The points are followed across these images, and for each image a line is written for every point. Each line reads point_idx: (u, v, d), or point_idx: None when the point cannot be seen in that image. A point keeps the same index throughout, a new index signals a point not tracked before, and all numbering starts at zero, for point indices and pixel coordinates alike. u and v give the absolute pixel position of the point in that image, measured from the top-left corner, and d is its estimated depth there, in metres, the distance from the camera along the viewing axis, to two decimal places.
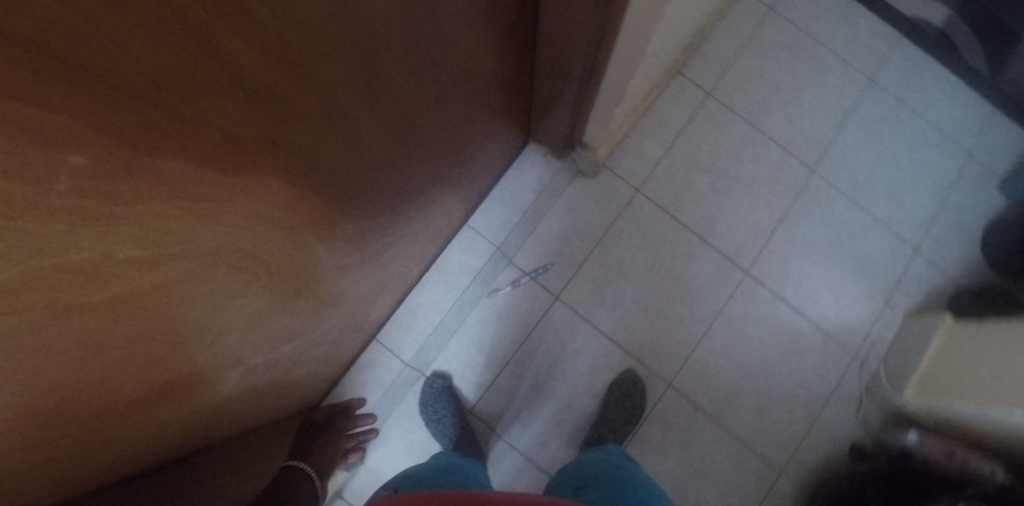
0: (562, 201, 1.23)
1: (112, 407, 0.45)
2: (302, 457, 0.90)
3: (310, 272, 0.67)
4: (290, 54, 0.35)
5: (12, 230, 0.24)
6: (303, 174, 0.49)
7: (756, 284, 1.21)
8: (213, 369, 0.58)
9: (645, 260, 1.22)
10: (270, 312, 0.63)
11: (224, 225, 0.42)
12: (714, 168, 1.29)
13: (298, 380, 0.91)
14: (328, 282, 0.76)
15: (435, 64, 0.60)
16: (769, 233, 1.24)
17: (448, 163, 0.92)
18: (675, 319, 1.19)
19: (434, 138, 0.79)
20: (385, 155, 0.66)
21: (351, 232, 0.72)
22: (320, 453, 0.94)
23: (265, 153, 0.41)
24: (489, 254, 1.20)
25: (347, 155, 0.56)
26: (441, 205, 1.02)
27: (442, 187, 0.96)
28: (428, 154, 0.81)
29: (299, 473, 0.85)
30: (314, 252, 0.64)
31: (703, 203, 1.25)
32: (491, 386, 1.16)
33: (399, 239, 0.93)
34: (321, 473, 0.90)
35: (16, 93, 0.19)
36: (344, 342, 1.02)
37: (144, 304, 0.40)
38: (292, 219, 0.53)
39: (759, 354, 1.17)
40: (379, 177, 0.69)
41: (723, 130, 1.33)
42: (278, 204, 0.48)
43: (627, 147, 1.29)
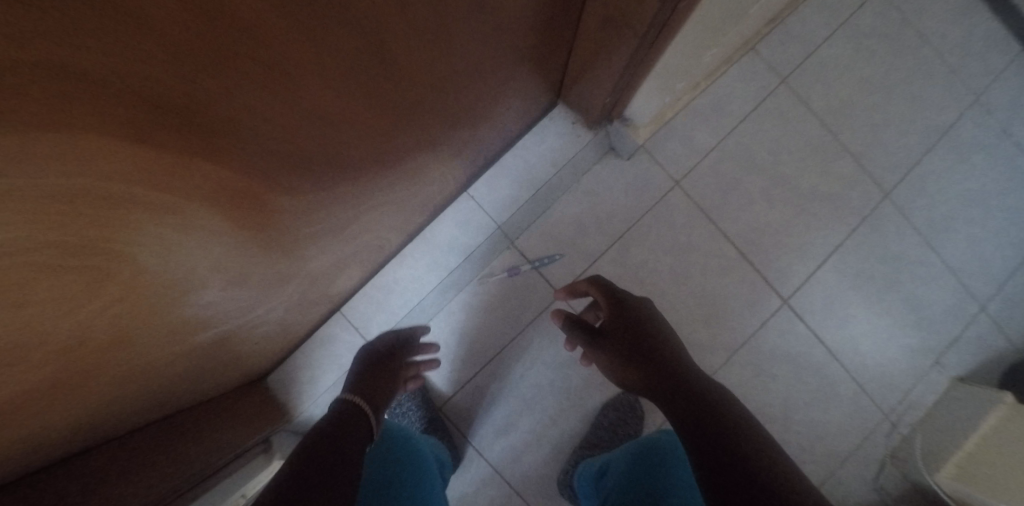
0: (584, 184, 1.01)
1: None
2: (356, 387, 0.70)
3: (234, 259, 0.52)
4: None
5: None
6: (206, 148, 0.34)
7: (793, 317, 1.02)
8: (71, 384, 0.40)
9: (673, 268, 1.01)
10: (173, 305, 0.46)
11: (56, 223, 0.26)
12: (772, 172, 1.06)
13: (229, 359, 0.73)
14: (268, 265, 0.60)
15: (438, 12, 0.43)
16: (820, 261, 1.05)
17: (447, 135, 0.74)
18: (695, 344, 1.00)
19: (431, 109, 0.62)
20: (351, 127, 0.50)
21: (299, 213, 0.56)
22: (380, 382, 0.74)
23: (126, 114, 0.25)
24: (488, 232, 0.98)
25: (286, 126, 0.40)
26: (436, 170, 0.81)
27: (436, 161, 0.79)
28: (420, 126, 0.64)
29: (349, 410, 0.64)
30: (236, 235, 0.48)
31: (753, 213, 1.04)
32: (467, 384, 0.99)
33: (374, 217, 0.76)
34: (376, 406, 0.69)
35: None
36: (298, 317, 0.84)
37: None
38: (191, 204, 0.38)
39: (781, 397, 1.01)
40: (340, 153, 0.53)
41: (792, 127, 1.10)
42: (162, 189, 0.33)
43: (675, 128, 1.04)
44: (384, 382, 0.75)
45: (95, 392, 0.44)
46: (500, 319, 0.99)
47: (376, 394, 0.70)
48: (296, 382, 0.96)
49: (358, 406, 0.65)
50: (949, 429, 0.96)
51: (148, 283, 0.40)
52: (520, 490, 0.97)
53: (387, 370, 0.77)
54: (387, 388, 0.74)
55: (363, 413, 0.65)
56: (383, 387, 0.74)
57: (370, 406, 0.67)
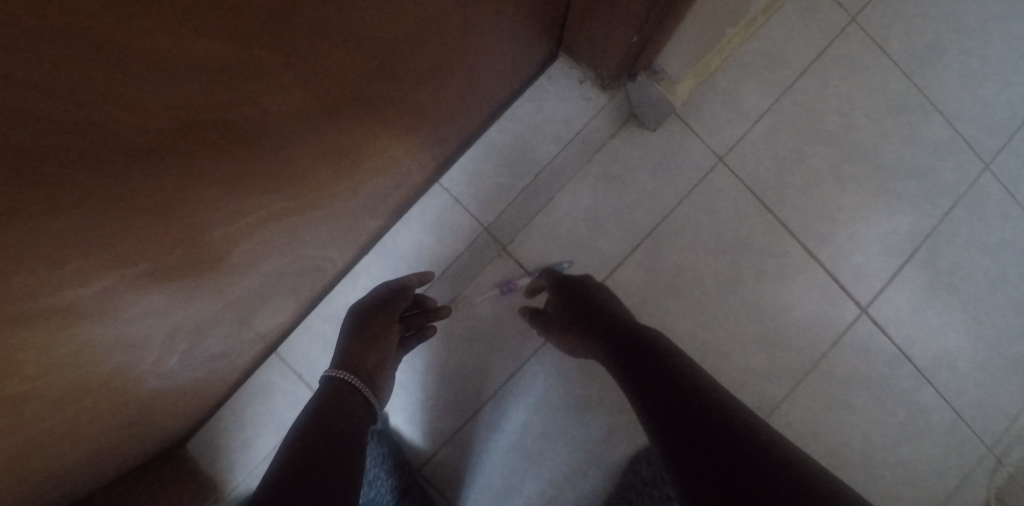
0: (599, 163, 0.74)
1: None
2: (346, 357, 0.54)
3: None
4: None
5: None
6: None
7: (872, 330, 0.79)
8: None
9: (721, 273, 0.76)
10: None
11: None
12: (843, 141, 0.81)
13: (68, 474, 0.47)
14: (58, 349, 0.32)
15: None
16: (906, 257, 0.81)
17: (415, 125, 0.54)
18: (749, 373, 0.76)
19: (390, 103, 0.46)
20: (126, 65, 0.20)
21: (71, 251, 0.27)
22: (370, 345, 0.56)
23: None
24: (471, 236, 0.72)
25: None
26: (384, 153, 0.53)
27: (378, 136, 0.49)
28: (377, 128, 0.48)
29: (338, 388, 0.50)
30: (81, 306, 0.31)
31: (819, 197, 0.79)
32: (454, 437, 0.73)
33: (286, 233, 0.48)
34: (375, 380, 0.55)
35: None
36: (201, 382, 0.58)
37: None
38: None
39: (859, 433, 0.79)
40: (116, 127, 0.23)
41: (868, 81, 0.83)
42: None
43: (716, 86, 0.77)
44: (376, 347, 0.56)
45: None
46: (492, 354, 0.73)
47: (369, 365, 0.54)
48: (225, 449, 0.71)
49: (351, 383, 0.51)
50: None
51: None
52: None
53: (378, 332, 0.58)
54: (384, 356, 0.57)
55: (357, 396, 0.51)
56: (377, 352, 0.56)
57: (364, 384, 0.52)
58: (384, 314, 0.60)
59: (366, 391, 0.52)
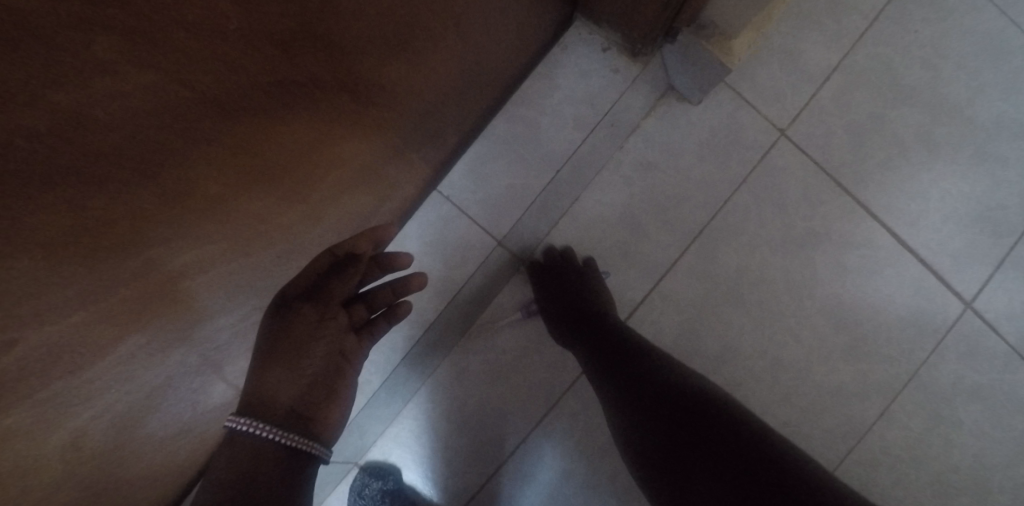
0: (632, 148, 0.60)
1: None
2: (246, 396, 0.36)
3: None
4: None
5: None
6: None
7: (981, 329, 0.64)
8: None
9: (791, 272, 0.61)
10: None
11: None
12: (932, 97, 0.65)
13: None
14: None
15: None
16: (1019, 235, 0.65)
17: (394, 124, 0.44)
18: (834, 392, 0.62)
19: (348, 102, 0.38)
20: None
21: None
22: (290, 369, 0.38)
23: None
24: (482, 252, 0.59)
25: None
26: (352, 151, 0.41)
27: (322, 137, 0.38)
28: (337, 134, 0.39)
29: (243, 451, 0.34)
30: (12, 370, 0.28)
31: (907, 170, 0.64)
32: (480, 492, 0.61)
33: (233, 281, 0.40)
34: (307, 420, 0.38)
35: None
36: (157, 472, 0.46)
37: None
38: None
39: (970, 453, 0.65)
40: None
41: (958, 21, 0.66)
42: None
43: (769, 42, 0.62)
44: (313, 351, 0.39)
45: None
46: (518, 390, 0.61)
47: (284, 404, 0.37)
48: None
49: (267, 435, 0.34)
50: None
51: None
52: None
53: (301, 337, 0.39)
54: (303, 383, 0.38)
55: (268, 464, 0.34)
56: (291, 380, 0.38)
57: (284, 434, 0.35)
58: (307, 314, 0.40)
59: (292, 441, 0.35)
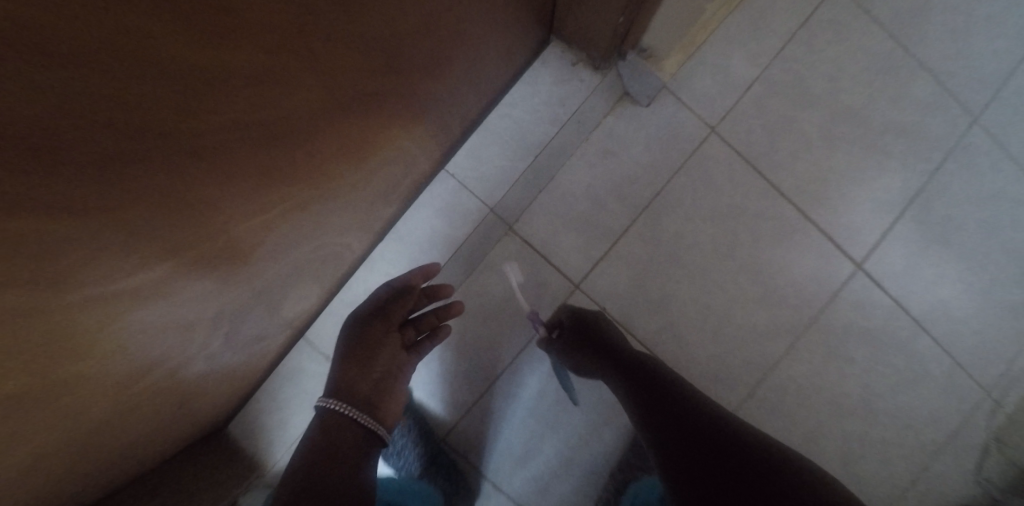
0: (596, 140, 0.78)
1: None
2: (335, 382, 0.60)
3: (5, 364, 0.28)
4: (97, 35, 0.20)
5: None
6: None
7: (868, 286, 0.82)
8: None
9: (717, 238, 0.79)
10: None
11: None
12: (832, 103, 0.83)
13: (140, 442, 0.53)
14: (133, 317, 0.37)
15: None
16: (899, 212, 0.83)
17: (420, 116, 0.59)
18: (750, 333, 0.80)
19: (395, 99, 0.52)
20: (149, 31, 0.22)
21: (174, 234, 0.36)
22: (362, 369, 0.61)
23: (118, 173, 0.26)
24: (478, 218, 0.76)
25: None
26: (394, 144, 0.58)
27: (377, 128, 0.52)
28: (382, 121, 0.52)
29: (334, 419, 0.57)
30: (182, 283, 0.41)
31: (809, 161, 0.82)
32: (474, 408, 0.79)
33: (295, 230, 0.52)
34: (372, 406, 0.60)
35: None
36: (235, 368, 0.63)
37: None
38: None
39: (858, 383, 0.82)
40: (103, 89, 0.22)
41: (855, 43, 0.85)
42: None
43: (704, 59, 0.80)
44: (376, 362, 0.63)
45: None
46: (506, 327, 0.78)
47: (362, 391, 0.60)
48: (263, 430, 0.77)
49: (348, 417, 0.57)
50: None
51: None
52: None
53: (374, 341, 0.64)
54: (373, 373, 0.62)
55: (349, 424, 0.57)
56: (364, 373, 0.61)
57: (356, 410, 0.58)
58: (375, 335, 0.64)
59: (364, 421, 0.58)
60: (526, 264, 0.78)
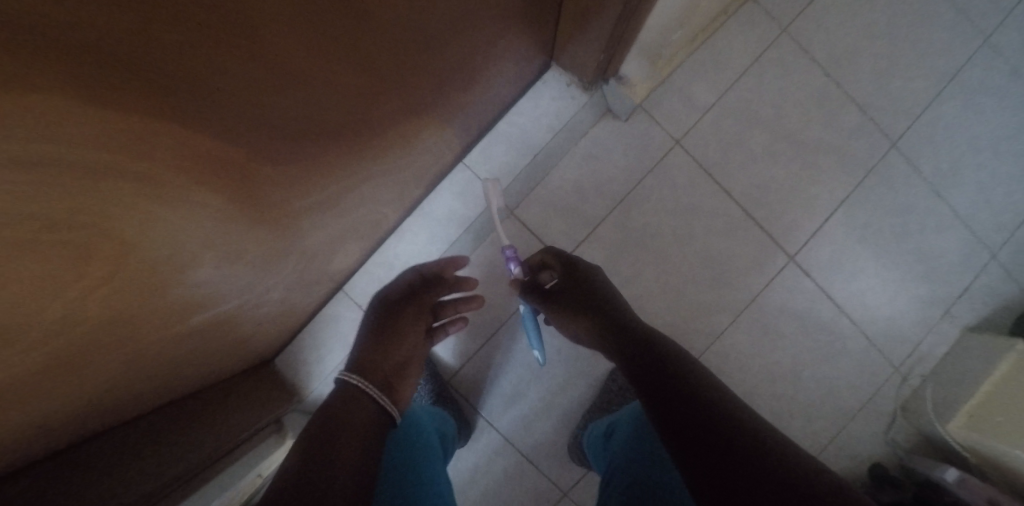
0: (583, 145, 0.98)
1: (56, 379, 0.39)
2: (359, 360, 0.68)
3: (219, 244, 0.50)
4: (297, 61, 0.40)
5: None
6: (109, 108, 0.27)
7: (798, 275, 1.01)
8: (95, 355, 0.42)
9: (675, 229, 0.99)
10: (143, 294, 0.43)
11: (231, 199, 0.46)
12: (774, 126, 1.03)
13: (232, 343, 0.72)
14: (269, 237, 0.59)
15: (435, 31, 0.55)
16: (826, 217, 1.03)
17: (452, 118, 0.80)
18: (699, 306, 0.99)
19: (439, 104, 0.72)
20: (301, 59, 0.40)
21: (306, 184, 0.57)
22: (386, 351, 0.70)
23: (290, 137, 0.47)
24: (486, 203, 0.96)
25: (206, 68, 0.31)
26: (428, 141, 0.79)
27: (425, 123, 0.72)
28: (429, 118, 0.72)
29: (352, 393, 0.62)
30: (295, 224, 0.62)
31: (753, 172, 1.02)
32: (475, 355, 1.00)
33: (360, 195, 0.72)
34: (390, 385, 0.67)
35: None
36: (296, 302, 0.83)
37: (120, 271, 0.37)
38: (102, 183, 0.29)
39: (787, 354, 1.00)
40: (298, 91, 0.43)
41: (797, 79, 1.05)
42: (30, 168, 0.23)
43: (671, 88, 1.01)
44: (401, 343, 0.72)
45: (72, 377, 0.41)
46: (504, 291, 0.98)
47: (382, 374, 0.67)
48: (303, 363, 0.97)
49: (370, 393, 0.62)
50: (959, 381, 0.91)
51: (110, 275, 0.36)
52: (531, 457, 0.98)
53: (402, 323, 0.74)
54: (397, 352, 0.71)
55: (365, 396, 0.62)
56: (389, 352, 0.70)
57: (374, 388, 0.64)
58: (405, 319, 0.75)
59: (383, 401, 0.63)
60: (522, 242, 0.97)
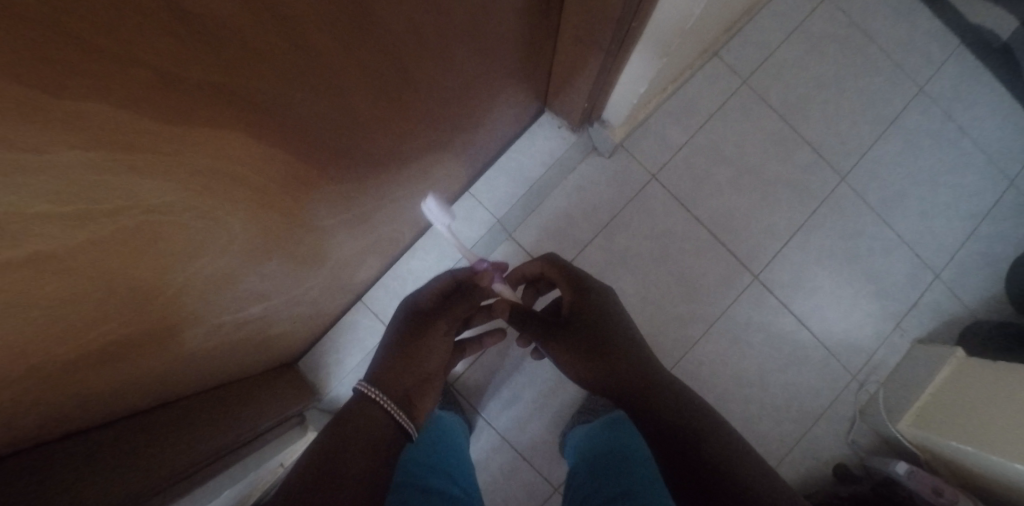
0: (572, 179, 1.16)
1: (165, 331, 0.53)
2: (379, 373, 0.72)
3: (283, 245, 0.65)
4: (359, 110, 0.56)
5: (57, 178, 0.28)
6: (241, 133, 0.40)
7: (762, 291, 1.15)
8: (188, 322, 0.56)
9: (651, 250, 1.14)
10: (230, 276, 0.57)
11: (299, 209, 0.61)
12: (737, 163, 1.20)
13: (272, 336, 0.86)
14: (316, 244, 0.74)
15: (454, 85, 0.71)
16: (785, 241, 1.17)
17: (462, 152, 0.96)
18: (675, 318, 1.12)
19: (453, 139, 0.88)
20: (362, 104, 0.55)
21: (348, 201, 0.72)
22: (408, 366, 0.74)
23: (344, 163, 0.62)
24: (488, 226, 1.12)
25: (304, 118, 0.47)
26: (441, 171, 0.95)
27: (442, 154, 0.88)
28: (444, 151, 0.88)
29: (370, 405, 0.68)
30: (334, 235, 0.77)
31: (719, 201, 1.17)
32: (476, 361, 1.11)
33: (385, 213, 0.87)
34: (409, 402, 0.72)
35: (57, 101, 0.24)
36: (323, 306, 0.97)
37: (222, 252, 0.52)
38: (234, 192, 0.46)
39: (755, 362, 1.12)
40: (355, 130, 0.58)
41: (756, 123, 1.23)
42: (193, 167, 0.38)
43: (647, 130, 1.19)
44: (430, 356, 0.77)
45: (165, 344, 0.55)
46: None
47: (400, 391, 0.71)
48: (324, 365, 1.09)
49: (392, 414, 0.68)
50: (908, 385, 1.03)
51: (217, 253, 0.51)
52: (525, 455, 1.08)
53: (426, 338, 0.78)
54: (419, 369, 0.75)
55: (378, 410, 0.67)
56: (410, 367, 0.75)
57: (390, 403, 0.68)
58: (432, 328, 0.80)
59: (402, 419, 0.68)
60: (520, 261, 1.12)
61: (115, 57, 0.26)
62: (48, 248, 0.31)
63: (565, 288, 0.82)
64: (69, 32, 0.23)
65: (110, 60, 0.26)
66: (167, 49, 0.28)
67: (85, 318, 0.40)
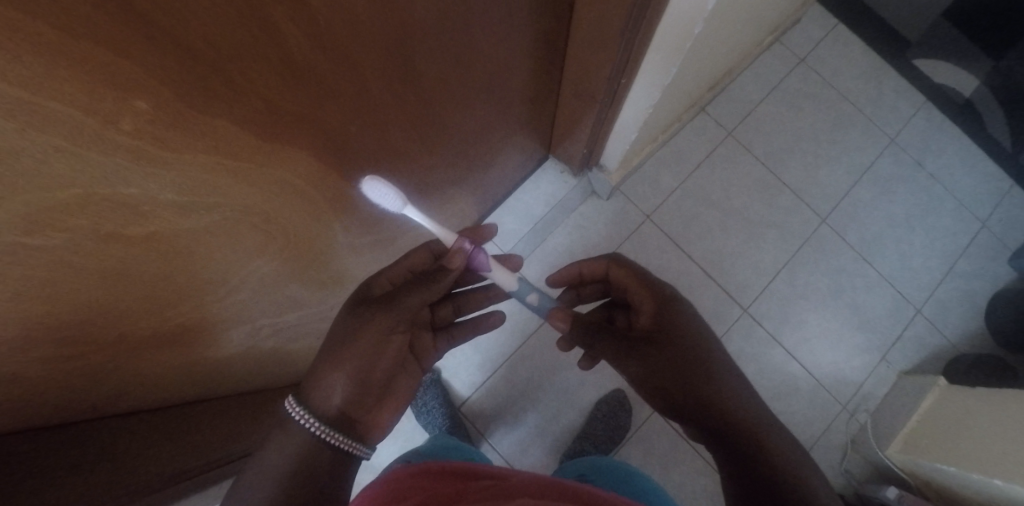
0: (573, 218, 1.27)
1: (222, 326, 0.62)
2: (311, 384, 0.58)
3: (320, 260, 0.74)
4: (396, 144, 0.67)
5: (188, 178, 0.39)
6: (304, 150, 0.50)
7: (752, 323, 1.21)
8: (235, 323, 0.64)
9: None
10: (275, 282, 0.67)
11: (336, 227, 0.72)
12: (725, 205, 1.31)
13: (294, 351, 0.93)
14: (344, 263, 0.84)
15: (474, 128, 0.84)
16: (772, 276, 1.25)
17: (475, 188, 1.08)
18: None
19: (468, 177, 1.00)
20: (399, 138, 0.66)
21: (376, 225, 0.83)
22: (347, 378, 0.59)
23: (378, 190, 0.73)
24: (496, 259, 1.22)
25: (354, 147, 0.58)
26: (456, 206, 1.06)
27: (458, 189, 1.00)
28: (459, 187, 1.00)
29: (293, 429, 0.55)
30: (359, 256, 0.87)
31: (709, 238, 1.27)
32: (482, 386, 1.17)
33: (404, 239, 0.97)
34: (349, 421, 0.59)
35: (200, 118, 0.35)
36: None
37: (275, 257, 0.62)
38: (293, 204, 0.56)
39: None
40: (390, 161, 0.70)
41: (740, 170, 1.35)
42: (269, 179, 0.49)
43: (641, 175, 1.32)
44: (379, 361, 0.63)
45: (216, 341, 0.63)
46: (508, 331, 1.18)
47: (335, 409, 0.57)
48: None
49: (325, 438, 0.55)
50: (897, 415, 1.07)
51: (271, 259, 0.61)
52: None
53: (373, 341, 0.62)
54: (362, 378, 0.61)
55: (301, 434, 0.55)
56: (348, 375, 0.59)
57: (320, 428, 0.55)
58: (379, 325, 0.62)
59: (338, 441, 0.56)
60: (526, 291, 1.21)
61: (239, 93, 0.37)
62: (170, 232, 0.42)
63: (641, 296, 0.73)
64: (221, 73, 0.34)
65: (238, 93, 0.37)
66: (272, 89, 0.39)
67: (172, 302, 0.49)
